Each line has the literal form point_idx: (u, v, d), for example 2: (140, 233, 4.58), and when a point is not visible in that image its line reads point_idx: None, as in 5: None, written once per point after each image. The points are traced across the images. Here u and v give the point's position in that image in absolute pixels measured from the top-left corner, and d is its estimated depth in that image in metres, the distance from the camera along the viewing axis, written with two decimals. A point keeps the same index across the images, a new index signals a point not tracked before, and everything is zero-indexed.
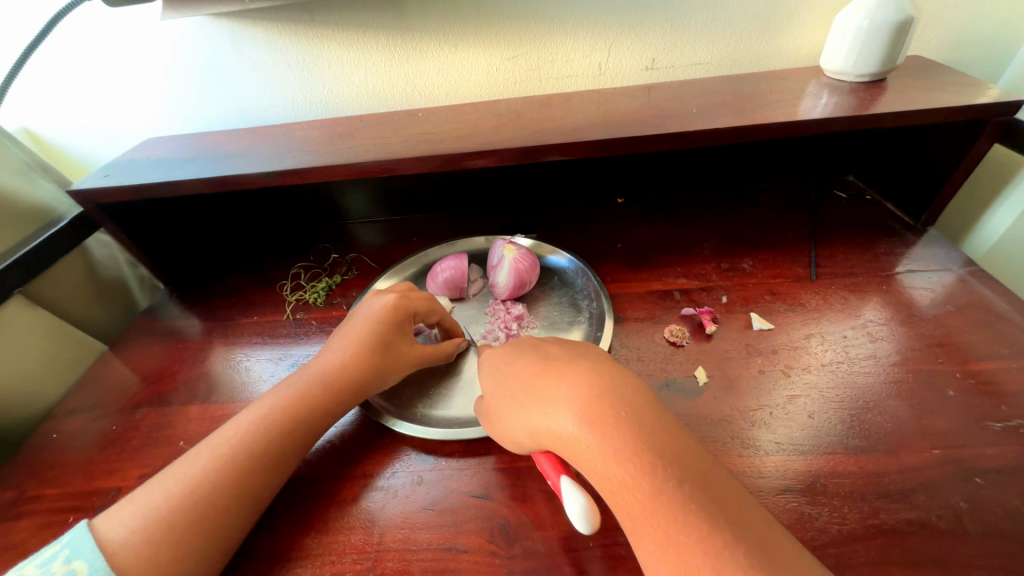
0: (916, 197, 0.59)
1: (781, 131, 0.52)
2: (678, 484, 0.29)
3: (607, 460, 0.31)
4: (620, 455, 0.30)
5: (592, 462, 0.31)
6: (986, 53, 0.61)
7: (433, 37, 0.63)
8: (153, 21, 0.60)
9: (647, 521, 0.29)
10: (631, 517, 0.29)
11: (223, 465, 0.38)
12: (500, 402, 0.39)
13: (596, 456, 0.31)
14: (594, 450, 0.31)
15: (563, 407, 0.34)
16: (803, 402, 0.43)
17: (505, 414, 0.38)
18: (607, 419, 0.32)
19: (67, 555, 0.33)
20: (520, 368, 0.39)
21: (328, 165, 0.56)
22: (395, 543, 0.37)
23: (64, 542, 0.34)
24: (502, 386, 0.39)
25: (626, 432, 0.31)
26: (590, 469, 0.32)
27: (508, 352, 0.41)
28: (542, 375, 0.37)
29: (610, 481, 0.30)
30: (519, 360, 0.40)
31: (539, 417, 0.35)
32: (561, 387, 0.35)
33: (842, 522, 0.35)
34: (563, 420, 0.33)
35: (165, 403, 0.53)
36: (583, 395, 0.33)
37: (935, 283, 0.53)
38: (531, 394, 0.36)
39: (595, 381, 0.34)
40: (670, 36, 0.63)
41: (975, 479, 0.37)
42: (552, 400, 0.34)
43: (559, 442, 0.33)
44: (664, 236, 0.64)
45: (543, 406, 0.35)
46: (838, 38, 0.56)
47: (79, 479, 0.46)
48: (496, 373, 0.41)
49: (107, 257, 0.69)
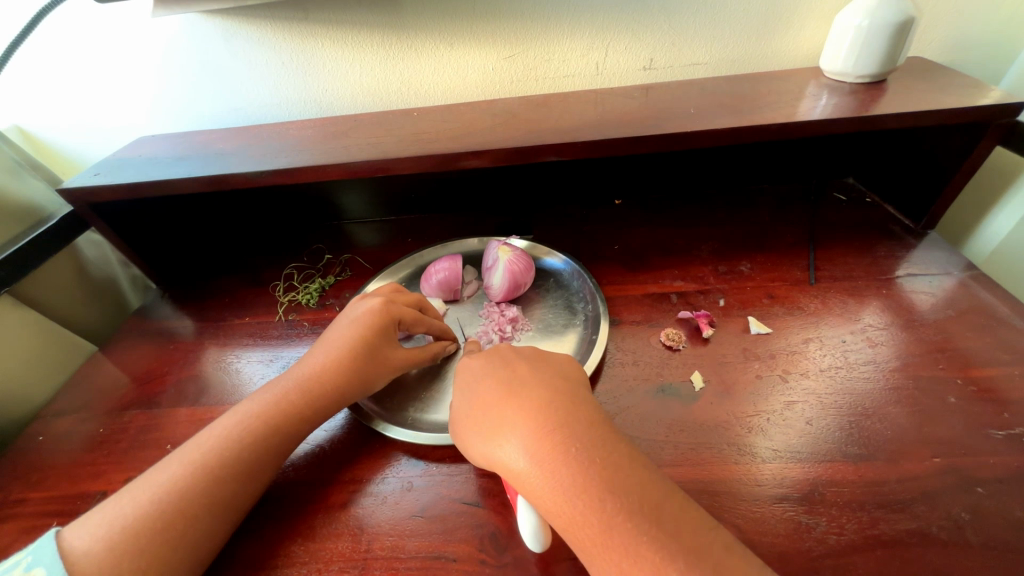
0: (916, 199, 0.58)
1: (780, 132, 0.51)
2: (627, 519, 0.29)
3: (555, 496, 0.31)
4: (568, 492, 0.30)
5: (540, 497, 0.31)
6: (988, 54, 0.60)
7: (428, 35, 0.62)
8: (145, 18, 0.59)
9: (599, 556, 0.29)
10: (585, 552, 0.30)
11: (207, 471, 0.37)
12: (457, 426, 0.38)
13: (542, 492, 0.31)
14: (542, 486, 0.31)
15: (512, 441, 0.33)
16: (801, 409, 0.42)
17: (461, 437, 0.38)
18: (554, 457, 0.31)
19: (27, 562, 0.33)
20: (479, 390, 0.38)
21: (321, 164, 0.55)
22: (383, 551, 0.37)
23: (30, 550, 0.34)
24: (463, 409, 0.38)
25: (574, 467, 0.31)
26: (541, 504, 0.31)
27: (494, 351, 0.41)
28: (499, 401, 0.36)
29: (560, 516, 0.30)
30: (479, 379, 0.39)
31: (490, 449, 0.35)
32: (513, 420, 0.34)
33: (841, 533, 0.34)
34: (514, 455, 0.33)
35: (154, 405, 0.52)
36: (533, 431, 0.33)
37: (936, 286, 0.52)
38: (488, 423, 0.35)
39: (547, 417, 0.33)
40: (669, 36, 0.62)
41: (977, 489, 0.36)
42: (506, 432, 0.34)
43: (510, 476, 0.33)
44: (662, 238, 0.63)
45: (497, 436, 0.34)
46: (838, 38, 0.55)
47: (66, 482, 0.45)
48: (460, 391, 0.39)
49: (97, 257, 0.68)
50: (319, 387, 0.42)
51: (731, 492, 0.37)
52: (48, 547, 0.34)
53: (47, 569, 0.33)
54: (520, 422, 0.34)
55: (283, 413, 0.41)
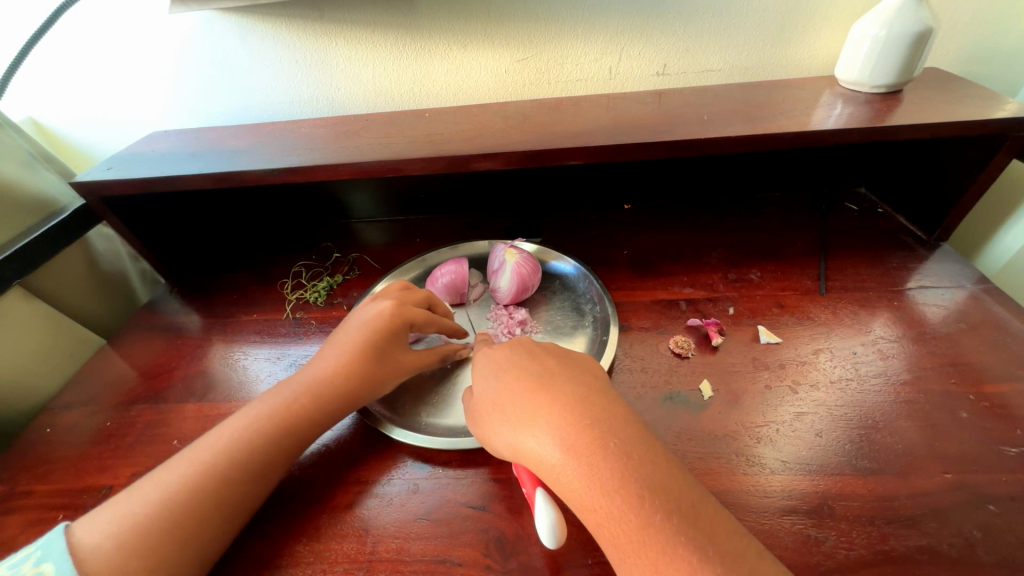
0: (930, 211, 0.58)
1: (793, 141, 0.51)
2: (664, 517, 0.29)
3: (592, 489, 0.30)
4: (605, 487, 0.30)
5: (575, 490, 0.31)
6: (1006, 66, 0.60)
7: (442, 36, 0.62)
8: (162, 15, 0.60)
9: (634, 554, 0.28)
10: (616, 549, 0.29)
11: (215, 469, 0.37)
12: (484, 417, 0.38)
13: (578, 485, 0.31)
14: (578, 480, 0.31)
15: (545, 433, 0.33)
16: (810, 420, 0.42)
17: (488, 429, 0.37)
18: (594, 451, 0.31)
19: (38, 557, 0.34)
20: (511, 381, 0.37)
21: (333, 163, 0.55)
22: (388, 553, 0.37)
23: (39, 544, 0.35)
24: (493, 400, 0.37)
25: (614, 464, 0.31)
26: (575, 500, 0.31)
27: (500, 357, 0.40)
28: (532, 393, 0.35)
29: (596, 510, 0.30)
30: (509, 371, 0.38)
31: (522, 440, 0.34)
32: (549, 411, 0.34)
33: (850, 547, 0.34)
34: (550, 446, 0.32)
35: (161, 400, 0.52)
36: (572, 423, 0.33)
37: (948, 299, 0.52)
38: (521, 415, 0.35)
39: (585, 412, 0.33)
40: (683, 42, 0.62)
41: (989, 506, 0.36)
42: (540, 423, 0.34)
43: (543, 467, 0.33)
44: (672, 244, 0.63)
45: (530, 427, 0.34)
46: (854, 48, 0.54)
47: (72, 475, 0.46)
48: (485, 385, 0.39)
49: (108, 251, 0.68)
50: (326, 387, 0.42)
51: (738, 502, 0.37)
52: (57, 542, 0.34)
53: (56, 565, 0.33)
54: (556, 412, 0.34)
55: (290, 411, 0.41)
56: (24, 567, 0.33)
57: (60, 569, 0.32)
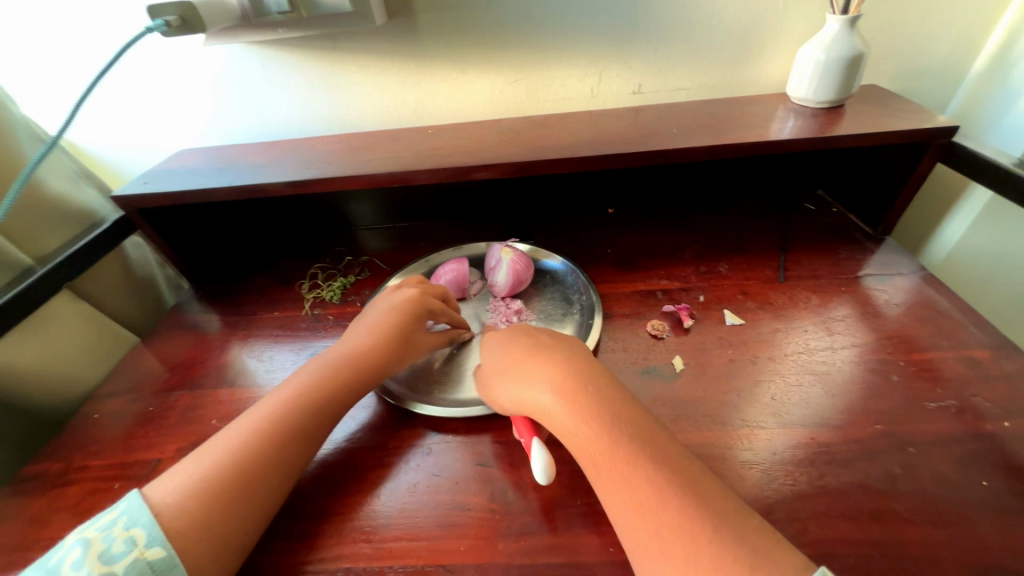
0: (875, 209, 0.66)
1: (750, 150, 0.59)
2: (629, 438, 0.36)
3: (575, 420, 0.38)
4: (585, 417, 0.37)
5: (563, 423, 0.38)
6: (937, 81, 0.68)
7: (443, 62, 0.70)
8: (194, 48, 0.67)
9: (606, 467, 0.35)
10: (594, 467, 0.36)
11: (257, 434, 0.43)
12: (492, 380, 0.46)
13: (565, 419, 0.38)
14: (565, 414, 0.38)
15: (544, 382, 0.41)
16: (767, 386, 0.49)
17: (495, 389, 0.45)
18: (577, 392, 0.39)
19: (125, 522, 0.36)
20: (514, 349, 0.46)
21: (349, 175, 0.62)
22: (407, 502, 0.43)
23: (122, 509, 0.37)
24: (498, 364, 0.46)
25: (591, 400, 0.38)
26: (564, 431, 0.38)
27: (506, 336, 0.49)
28: (530, 356, 0.44)
29: (578, 437, 0.37)
30: (513, 343, 0.47)
31: (526, 391, 0.41)
32: (542, 366, 0.42)
33: (795, 483, 0.41)
34: (542, 392, 0.40)
35: (197, 386, 0.58)
36: (560, 374, 0.41)
37: (889, 285, 0.59)
38: (520, 372, 0.43)
39: (571, 367, 0.41)
40: (655, 65, 0.70)
41: (909, 449, 0.43)
42: (534, 376, 0.42)
43: (538, 410, 0.40)
44: (651, 243, 0.70)
45: (527, 379, 0.42)
46: (801, 70, 0.63)
47: (122, 451, 0.52)
48: (494, 355, 0.47)
49: (139, 257, 0.75)
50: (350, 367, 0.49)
51: (704, 453, 0.44)
52: (141, 510, 0.37)
53: (144, 530, 0.35)
54: (548, 367, 0.42)
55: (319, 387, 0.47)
56: (114, 531, 0.36)
57: (152, 534, 0.35)
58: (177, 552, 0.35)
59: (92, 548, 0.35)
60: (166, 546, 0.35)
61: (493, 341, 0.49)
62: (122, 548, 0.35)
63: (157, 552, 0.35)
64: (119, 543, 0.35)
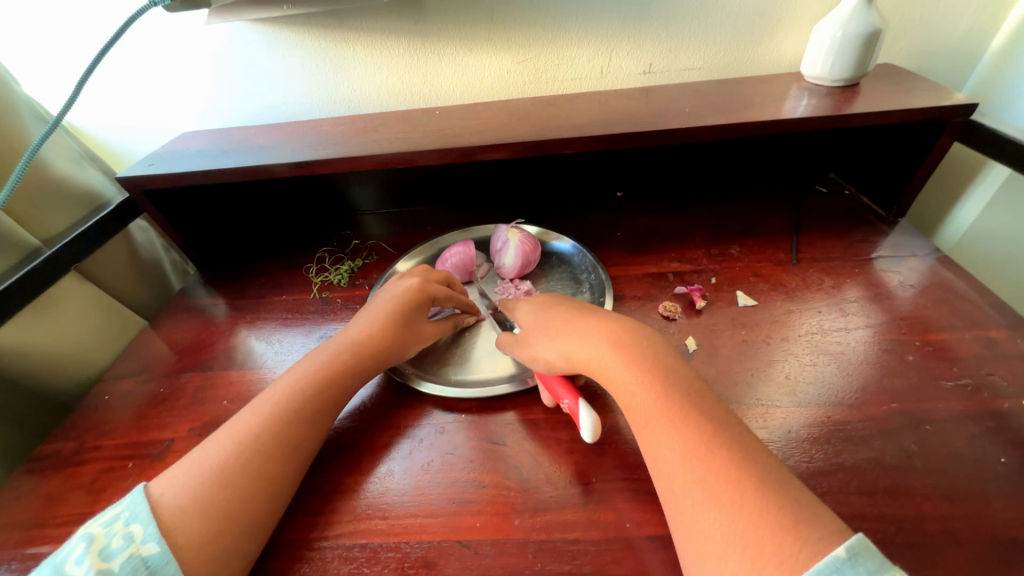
0: (888, 190, 0.65)
1: (764, 129, 0.58)
2: (681, 389, 0.38)
3: (629, 371, 0.40)
4: (640, 369, 0.40)
5: (616, 375, 0.40)
6: (953, 60, 0.67)
7: (450, 41, 0.69)
8: (196, 26, 0.66)
9: (658, 415, 0.37)
10: (644, 415, 0.38)
11: (270, 412, 0.43)
12: (537, 338, 0.47)
13: (619, 371, 0.40)
14: (619, 366, 0.41)
15: (602, 340, 0.43)
16: (781, 366, 0.49)
17: (539, 346, 0.47)
18: (631, 348, 0.41)
19: (126, 518, 0.36)
20: (563, 311, 0.48)
21: (356, 155, 0.61)
22: (422, 480, 0.43)
23: (126, 505, 0.37)
24: (546, 325, 0.48)
25: (645, 356, 0.41)
26: (616, 383, 0.40)
27: (550, 302, 0.51)
28: (581, 317, 0.46)
29: (631, 387, 0.39)
30: (561, 307, 0.49)
31: (580, 347, 0.43)
32: (596, 325, 0.44)
33: (811, 460, 0.41)
34: (597, 346, 0.42)
35: (207, 368, 0.58)
36: (613, 332, 0.43)
37: (903, 267, 0.59)
38: (571, 330, 0.45)
39: (623, 327, 0.44)
40: (665, 44, 0.69)
41: (926, 426, 0.42)
42: (587, 334, 0.44)
43: (590, 363, 0.42)
44: (661, 225, 0.70)
45: (580, 336, 0.44)
46: (816, 47, 0.62)
47: (134, 431, 0.52)
48: (539, 317, 0.49)
49: (145, 241, 0.74)
50: (361, 347, 0.49)
51: None
52: (142, 506, 0.37)
53: (144, 528, 0.35)
54: (602, 326, 0.44)
55: (331, 367, 0.47)
56: (116, 527, 0.36)
57: (149, 531, 0.35)
58: (174, 549, 0.35)
59: (94, 543, 0.35)
60: (163, 542, 0.35)
61: (532, 309, 0.51)
62: (120, 544, 0.35)
63: (153, 550, 0.35)
64: (118, 539, 0.35)
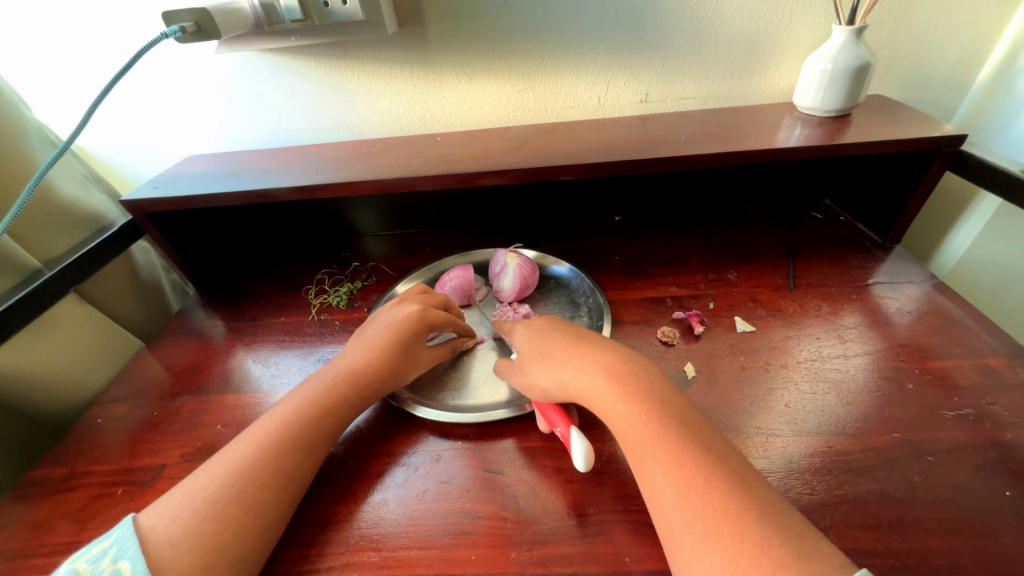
0: (882, 217, 0.66)
1: (759, 157, 0.59)
2: (678, 421, 0.38)
3: (626, 400, 0.40)
4: (637, 399, 0.39)
5: (612, 404, 0.40)
6: (941, 91, 0.69)
7: (452, 71, 0.71)
8: (205, 55, 0.68)
9: (655, 446, 0.36)
10: (640, 445, 0.37)
11: (263, 440, 0.42)
12: (534, 364, 0.47)
13: (615, 399, 0.40)
14: (616, 395, 0.40)
15: (598, 367, 0.43)
16: (780, 394, 0.48)
17: (535, 372, 0.46)
18: (628, 377, 0.41)
19: (114, 553, 0.36)
20: (560, 338, 0.48)
21: (358, 180, 0.62)
22: (416, 510, 0.42)
23: (114, 539, 0.36)
24: (543, 350, 0.48)
25: (642, 385, 0.40)
26: (612, 412, 0.40)
27: (548, 327, 0.51)
28: (578, 344, 0.46)
29: (627, 417, 0.39)
30: (558, 333, 0.49)
31: (577, 374, 0.43)
32: (592, 353, 0.44)
33: (812, 493, 0.40)
34: (593, 374, 0.42)
35: (202, 392, 0.58)
36: (610, 361, 0.43)
37: (900, 293, 0.59)
38: (568, 357, 0.45)
39: (620, 355, 0.44)
40: (661, 75, 0.71)
41: (928, 457, 0.42)
42: (584, 361, 0.44)
43: (586, 392, 0.42)
44: (658, 250, 0.70)
45: (576, 363, 0.44)
46: (807, 79, 0.63)
47: (126, 457, 0.51)
48: (536, 343, 0.49)
49: (146, 262, 0.75)
50: (358, 372, 0.48)
51: None
52: (130, 541, 0.36)
53: (131, 563, 0.35)
54: (598, 354, 0.44)
55: (327, 393, 0.47)
56: (103, 564, 0.35)
57: (136, 568, 0.34)
58: None
59: None
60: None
61: (528, 336, 0.51)
62: None
63: None
64: None
